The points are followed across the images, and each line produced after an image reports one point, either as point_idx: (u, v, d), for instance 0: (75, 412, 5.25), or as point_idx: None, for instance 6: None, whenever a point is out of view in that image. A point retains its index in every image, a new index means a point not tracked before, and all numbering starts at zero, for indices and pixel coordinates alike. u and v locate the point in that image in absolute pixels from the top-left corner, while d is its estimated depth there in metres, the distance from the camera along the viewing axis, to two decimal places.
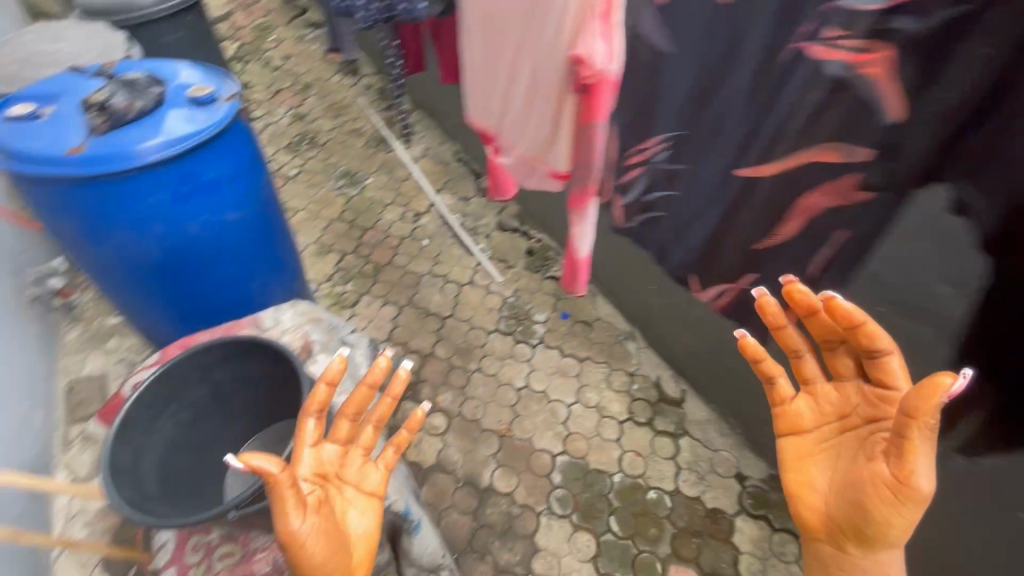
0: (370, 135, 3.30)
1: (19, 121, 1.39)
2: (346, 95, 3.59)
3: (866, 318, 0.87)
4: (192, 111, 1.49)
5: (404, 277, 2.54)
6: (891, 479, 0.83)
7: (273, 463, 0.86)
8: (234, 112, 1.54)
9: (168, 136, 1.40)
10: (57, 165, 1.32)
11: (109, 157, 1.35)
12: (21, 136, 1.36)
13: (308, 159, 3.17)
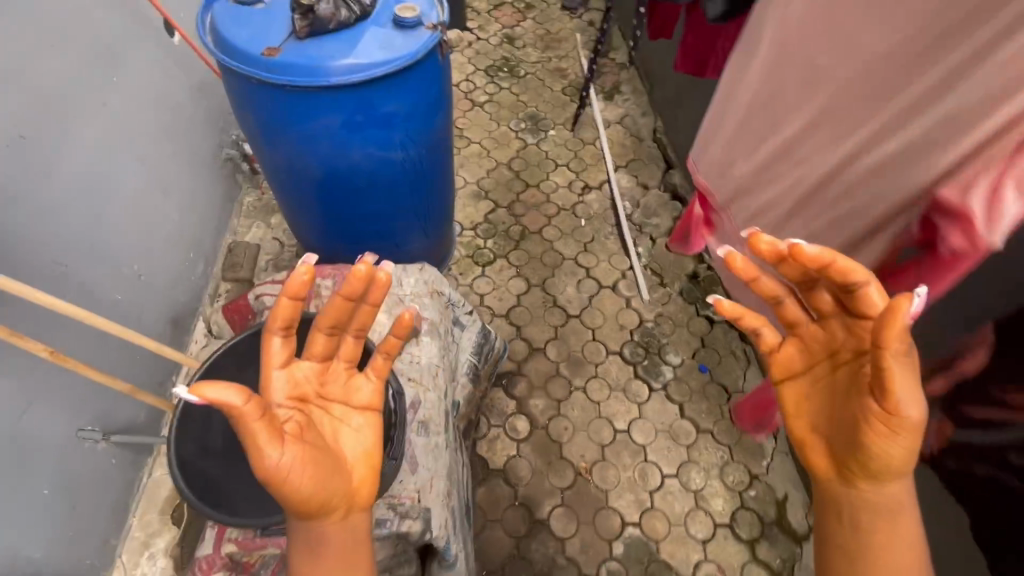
0: (571, 82, 3.01)
1: (234, 4, 1.35)
2: (562, 31, 3.29)
3: (835, 258, 0.72)
4: (391, 36, 1.35)
5: (545, 254, 2.32)
6: (879, 413, 0.72)
7: (235, 394, 0.74)
8: (432, 45, 1.37)
9: (358, 60, 1.27)
10: (252, 65, 1.26)
11: (299, 69, 1.25)
12: (229, 20, 1.31)
13: (500, 88, 2.98)
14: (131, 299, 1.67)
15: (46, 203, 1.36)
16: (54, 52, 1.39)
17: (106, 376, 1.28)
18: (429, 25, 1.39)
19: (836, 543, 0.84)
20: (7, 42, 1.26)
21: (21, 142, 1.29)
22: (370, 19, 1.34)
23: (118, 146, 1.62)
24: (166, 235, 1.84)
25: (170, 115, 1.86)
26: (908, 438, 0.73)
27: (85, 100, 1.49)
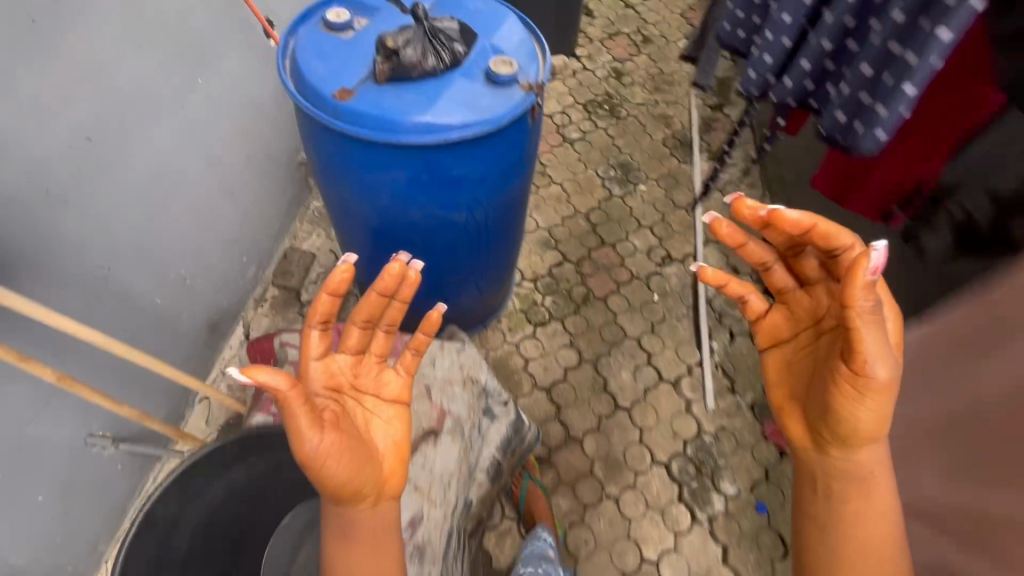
0: (677, 133, 2.76)
1: (321, 36, 1.24)
2: (674, 75, 3.03)
3: (816, 221, 0.80)
4: (479, 93, 1.17)
5: (606, 327, 2.09)
6: (855, 377, 0.77)
7: (279, 380, 0.76)
8: (522, 110, 1.18)
9: (435, 118, 1.11)
10: (320, 107, 1.13)
11: (368, 121, 1.11)
12: (310, 53, 1.20)
13: (596, 127, 2.77)
14: (172, 303, 1.62)
15: (102, 207, 1.31)
16: (140, 53, 1.33)
17: (113, 401, 1.21)
18: (524, 84, 1.21)
19: (819, 532, 0.90)
20: (92, 40, 1.20)
21: (87, 144, 1.24)
22: (457, 70, 1.18)
23: (190, 148, 1.57)
24: (223, 238, 1.80)
25: (252, 116, 1.80)
26: (879, 402, 0.79)
27: (163, 101, 1.43)
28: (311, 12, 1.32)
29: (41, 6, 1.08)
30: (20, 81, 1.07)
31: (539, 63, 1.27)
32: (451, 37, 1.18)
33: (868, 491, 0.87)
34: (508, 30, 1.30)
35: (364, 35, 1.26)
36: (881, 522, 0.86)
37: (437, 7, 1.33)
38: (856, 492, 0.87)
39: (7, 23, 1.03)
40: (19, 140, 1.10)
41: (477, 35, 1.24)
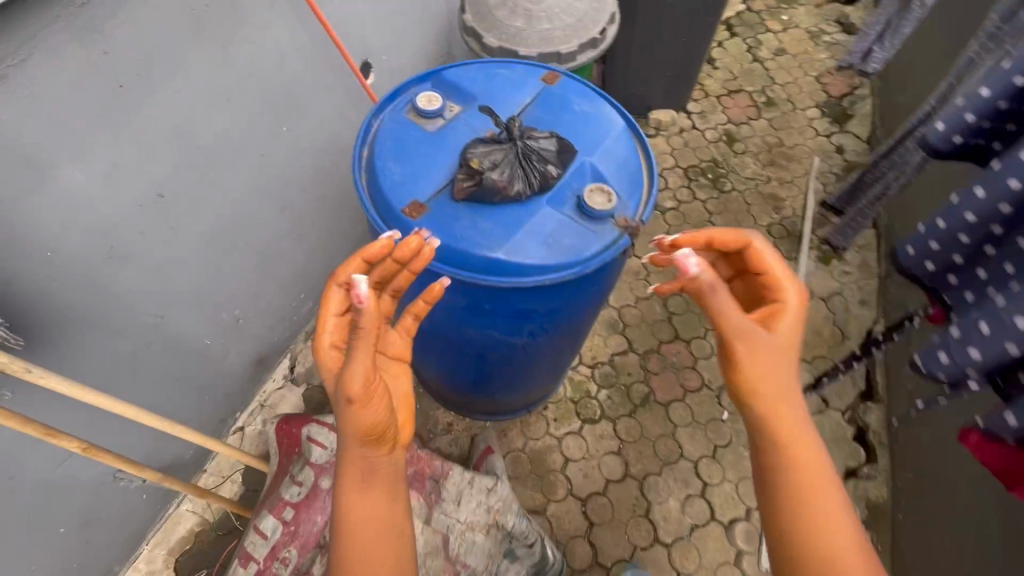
0: (785, 220, 2.46)
1: (405, 128, 1.13)
2: (795, 150, 2.70)
3: (714, 233, 0.94)
4: (565, 227, 1.02)
5: (662, 440, 1.89)
6: (764, 370, 0.83)
7: (364, 286, 0.74)
8: (612, 256, 1.02)
9: (508, 257, 0.97)
10: (386, 220, 1.02)
11: (434, 248, 0.98)
12: (390, 149, 1.09)
13: (694, 198, 2.51)
14: (221, 343, 1.60)
15: (164, 259, 1.29)
16: (229, 106, 1.29)
17: (137, 466, 1.19)
18: (620, 220, 1.03)
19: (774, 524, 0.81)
20: (179, 99, 1.16)
21: (158, 201, 1.21)
22: (545, 198, 1.03)
23: (264, 195, 1.52)
24: (284, 278, 1.76)
25: (335, 160, 1.75)
26: (774, 363, 0.84)
27: (244, 152, 1.39)
28: (401, 91, 1.21)
29: (131, 71, 1.04)
30: (99, 147, 1.04)
31: (642, 192, 1.09)
32: (544, 154, 1.04)
33: (802, 474, 0.81)
34: (613, 144, 1.14)
35: (452, 131, 1.14)
36: (833, 519, 0.78)
37: (538, 105, 1.18)
38: (806, 489, 0.80)
39: (92, 91, 0.99)
40: (89, 203, 1.07)
41: (576, 155, 1.08)
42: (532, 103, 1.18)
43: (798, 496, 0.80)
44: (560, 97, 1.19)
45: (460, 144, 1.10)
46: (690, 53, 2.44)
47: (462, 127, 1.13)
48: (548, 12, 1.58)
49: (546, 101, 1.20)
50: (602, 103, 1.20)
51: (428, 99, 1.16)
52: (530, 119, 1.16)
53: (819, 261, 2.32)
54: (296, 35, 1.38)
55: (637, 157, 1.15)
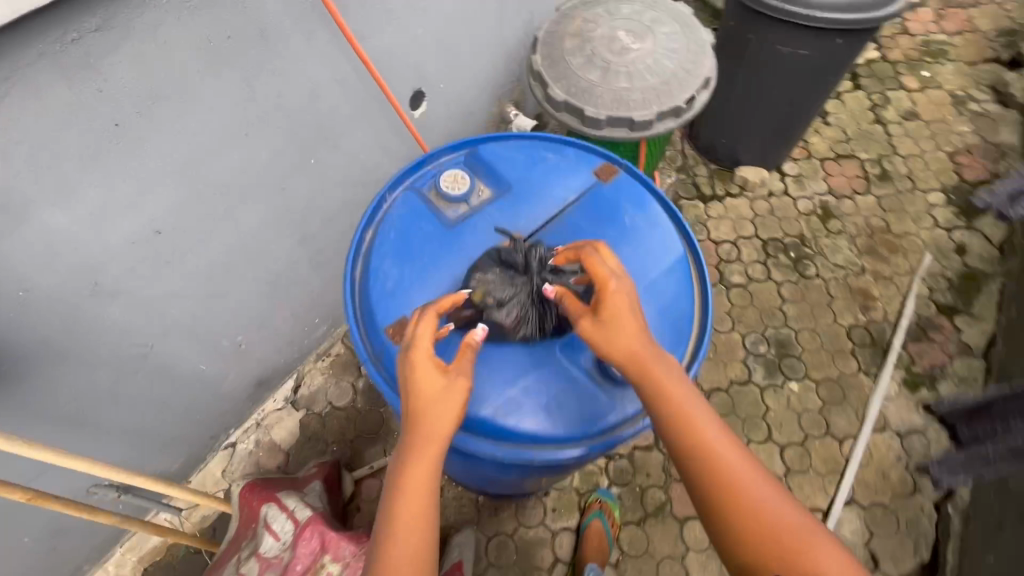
0: (872, 325, 2.10)
1: (417, 214, 0.95)
2: (903, 239, 2.29)
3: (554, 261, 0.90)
4: (576, 390, 0.86)
5: (669, 562, 1.67)
6: (627, 355, 0.80)
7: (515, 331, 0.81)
8: (616, 443, 0.84)
9: (491, 422, 0.83)
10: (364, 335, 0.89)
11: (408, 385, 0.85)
12: (393, 243, 0.92)
13: (768, 278, 2.19)
14: (219, 368, 1.53)
15: (157, 293, 1.20)
16: (247, 140, 1.16)
17: (88, 509, 1.14)
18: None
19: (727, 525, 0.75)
20: (187, 134, 1.03)
21: (155, 237, 1.11)
22: (552, 353, 0.87)
23: (283, 227, 1.41)
24: (297, 305, 1.67)
25: (369, 191, 1.61)
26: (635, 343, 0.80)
27: (262, 185, 1.27)
28: (425, 162, 1.04)
29: (130, 109, 0.91)
30: (86, 186, 0.94)
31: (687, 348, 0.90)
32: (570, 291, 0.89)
33: (704, 443, 0.78)
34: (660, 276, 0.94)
35: (471, 228, 0.96)
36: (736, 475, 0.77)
37: (583, 207, 0.98)
38: (711, 460, 0.77)
39: (81, 131, 0.87)
40: (70, 243, 0.98)
41: None
42: (575, 204, 0.99)
43: (707, 467, 0.77)
44: (612, 201, 0.99)
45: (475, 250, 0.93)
46: (795, 111, 2.11)
47: (484, 225, 0.95)
48: (630, 67, 1.34)
49: (585, 209, 1.00)
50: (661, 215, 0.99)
51: (451, 181, 0.98)
52: (559, 231, 0.98)
53: (904, 385, 1.96)
54: (336, 65, 1.23)
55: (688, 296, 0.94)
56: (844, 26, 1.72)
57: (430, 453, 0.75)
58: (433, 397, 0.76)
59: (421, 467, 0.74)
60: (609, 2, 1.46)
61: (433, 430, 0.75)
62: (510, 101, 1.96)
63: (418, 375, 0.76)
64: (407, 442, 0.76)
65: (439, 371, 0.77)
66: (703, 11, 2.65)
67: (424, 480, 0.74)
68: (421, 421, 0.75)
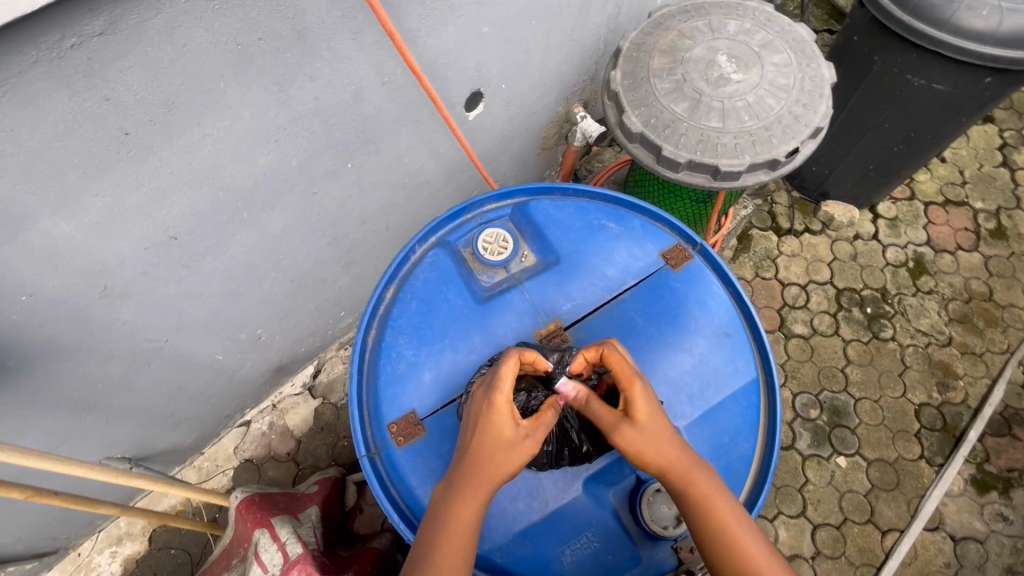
0: (947, 407, 1.85)
1: (446, 279, 0.97)
2: (1007, 312, 1.98)
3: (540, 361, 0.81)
4: (598, 521, 0.89)
5: None
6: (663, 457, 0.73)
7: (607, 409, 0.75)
8: None
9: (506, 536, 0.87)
10: (376, 409, 0.91)
11: (412, 473, 0.88)
12: (412, 315, 0.95)
13: (836, 333, 1.96)
14: (236, 358, 1.49)
15: (172, 294, 1.14)
16: (277, 146, 1.05)
17: (90, 502, 1.10)
18: (680, 547, 0.87)
19: None
20: (208, 142, 0.93)
21: (170, 243, 1.04)
22: (589, 484, 0.90)
23: (312, 230, 1.31)
24: (323, 301, 1.58)
25: (411, 194, 1.48)
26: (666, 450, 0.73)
27: (291, 191, 1.16)
28: (465, 211, 1.03)
29: (142, 117, 0.81)
30: (91, 196, 0.85)
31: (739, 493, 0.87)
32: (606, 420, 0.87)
33: (721, 520, 0.72)
34: (715, 404, 0.92)
35: (502, 304, 0.96)
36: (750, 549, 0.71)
37: (638, 300, 0.96)
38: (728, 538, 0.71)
39: (85, 141, 0.78)
40: (77, 250, 0.91)
41: None
42: (630, 290, 0.97)
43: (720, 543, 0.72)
44: (673, 299, 0.97)
45: (503, 332, 0.93)
46: (909, 151, 1.79)
47: (517, 304, 0.95)
48: (725, 103, 1.12)
49: (619, 306, 0.96)
50: (724, 321, 0.96)
51: (488, 245, 0.98)
52: (588, 327, 0.95)
53: (971, 483, 1.75)
54: (385, 67, 1.08)
55: (746, 431, 0.91)
56: (998, 65, 1.41)
57: (479, 494, 0.71)
58: (500, 445, 0.72)
59: (467, 506, 0.71)
60: (713, 14, 1.22)
61: (489, 473, 0.71)
62: (579, 100, 1.75)
63: (493, 420, 0.72)
64: (459, 482, 0.72)
65: (512, 422, 0.73)
66: (820, 8, 2.29)
67: (467, 522, 0.71)
68: (482, 467, 0.71)
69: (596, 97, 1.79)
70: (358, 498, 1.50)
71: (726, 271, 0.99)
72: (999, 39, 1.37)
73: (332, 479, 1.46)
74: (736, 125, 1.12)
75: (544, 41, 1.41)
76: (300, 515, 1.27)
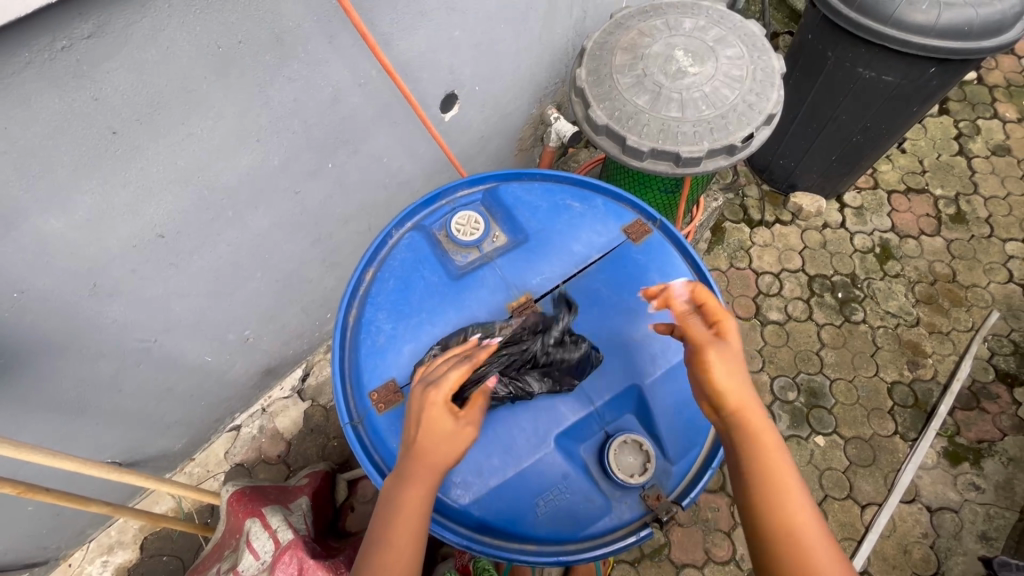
0: (917, 383, 1.93)
1: (422, 259, 1.04)
2: (970, 292, 2.07)
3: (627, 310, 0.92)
4: (568, 479, 0.93)
5: None
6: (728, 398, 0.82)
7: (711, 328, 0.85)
8: (595, 547, 0.90)
9: (483, 502, 0.91)
10: (358, 381, 0.97)
11: (392, 437, 0.93)
12: (390, 292, 1.01)
13: (810, 318, 2.03)
14: (225, 360, 1.52)
15: (159, 293, 1.17)
16: (259, 146, 1.10)
17: (82, 500, 1.11)
18: (647, 495, 0.93)
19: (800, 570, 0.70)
20: (192, 141, 0.98)
21: (157, 241, 1.08)
22: (557, 445, 0.94)
23: (296, 230, 1.35)
24: (309, 302, 1.62)
25: (392, 194, 1.53)
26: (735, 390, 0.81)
27: (274, 190, 1.21)
28: (438, 197, 1.10)
29: (128, 116, 0.86)
30: (79, 193, 0.90)
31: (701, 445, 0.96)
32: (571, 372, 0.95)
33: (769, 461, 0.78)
34: (676, 363, 0.99)
35: (475, 280, 1.03)
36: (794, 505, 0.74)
37: (602, 272, 1.04)
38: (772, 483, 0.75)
39: (75, 139, 0.83)
40: (67, 246, 0.95)
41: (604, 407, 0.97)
42: (594, 263, 1.05)
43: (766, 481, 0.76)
44: (635, 270, 1.05)
45: (476, 304, 1.00)
46: (867, 141, 1.88)
47: (489, 279, 1.02)
48: (683, 94, 1.20)
49: (584, 280, 1.03)
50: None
51: (460, 226, 1.05)
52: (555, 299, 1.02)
53: (943, 455, 1.81)
54: (361, 69, 1.14)
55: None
56: (940, 56, 1.50)
57: (427, 480, 0.78)
58: (440, 436, 0.79)
59: (417, 491, 0.77)
60: (670, 14, 1.30)
61: (435, 460, 0.78)
62: (552, 102, 1.83)
63: (436, 412, 0.79)
64: (409, 472, 0.78)
65: (452, 413, 0.80)
66: (780, 11, 2.42)
67: (416, 506, 0.77)
68: (429, 457, 0.78)
69: (569, 99, 1.87)
70: (349, 495, 1.55)
71: (683, 243, 1.08)
72: (938, 32, 1.46)
73: (322, 473, 1.48)
74: (693, 116, 1.19)
75: (514, 45, 1.48)
76: (291, 505, 1.30)
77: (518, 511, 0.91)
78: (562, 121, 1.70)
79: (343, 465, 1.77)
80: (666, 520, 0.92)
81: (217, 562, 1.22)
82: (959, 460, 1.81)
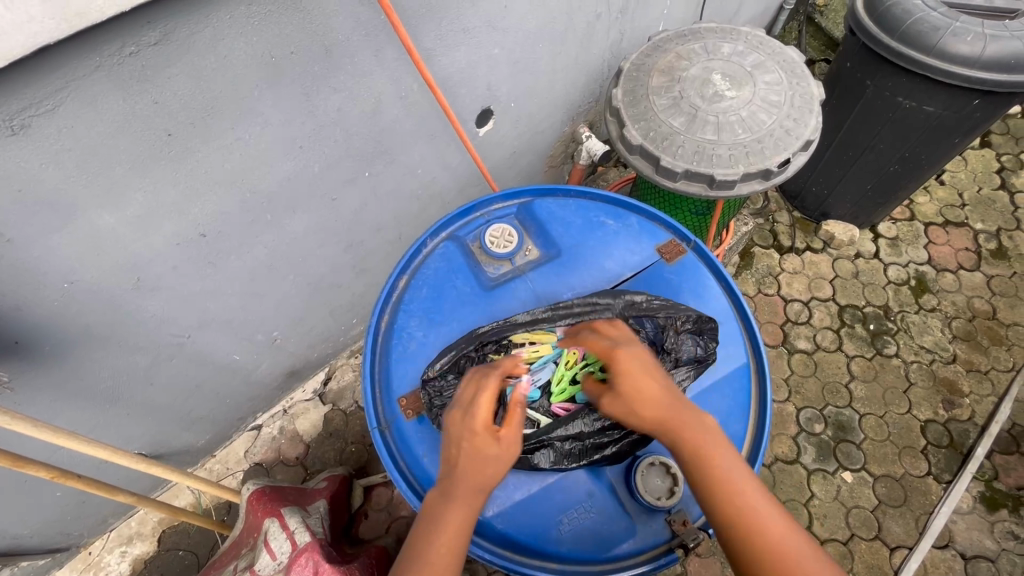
0: (953, 422, 1.85)
1: (455, 268, 1.06)
2: (1012, 331, 1.99)
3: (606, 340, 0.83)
4: (592, 495, 0.93)
5: None
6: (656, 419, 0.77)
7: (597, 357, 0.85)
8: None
9: (506, 515, 0.91)
10: (388, 383, 0.98)
11: (417, 444, 0.95)
12: (424, 299, 1.03)
13: (839, 349, 1.98)
14: (253, 359, 1.55)
15: (197, 290, 1.21)
16: (302, 153, 1.13)
17: (110, 488, 1.12)
18: (672, 519, 0.91)
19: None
20: (239, 146, 1.01)
21: (198, 240, 1.11)
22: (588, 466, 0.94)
23: (329, 235, 1.38)
24: (336, 307, 1.64)
25: (424, 205, 1.55)
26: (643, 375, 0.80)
27: (312, 196, 1.24)
28: (474, 209, 1.13)
29: (183, 119, 0.90)
30: (134, 190, 0.94)
31: None
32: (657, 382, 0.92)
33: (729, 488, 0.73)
34: (705, 385, 0.99)
35: (507, 291, 1.04)
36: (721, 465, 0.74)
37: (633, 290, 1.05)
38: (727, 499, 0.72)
39: (132, 139, 0.87)
40: (116, 241, 0.99)
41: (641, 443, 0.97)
42: (627, 281, 1.06)
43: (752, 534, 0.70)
44: (668, 289, 1.05)
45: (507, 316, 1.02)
46: (904, 171, 1.85)
47: (521, 292, 1.04)
48: (720, 117, 1.20)
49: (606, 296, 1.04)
50: (715, 310, 1.05)
51: (495, 238, 1.06)
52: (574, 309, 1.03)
53: (980, 500, 1.73)
54: (403, 82, 1.17)
55: (738, 412, 0.97)
56: (985, 88, 1.47)
57: (472, 501, 0.75)
58: (492, 457, 0.76)
59: (456, 513, 0.75)
60: (708, 38, 1.31)
61: (479, 482, 0.75)
62: (585, 120, 1.85)
63: (479, 434, 0.76)
64: (451, 491, 0.75)
65: (495, 435, 0.76)
66: (817, 39, 2.42)
67: (455, 530, 0.74)
68: (466, 476, 0.76)
69: (601, 119, 1.90)
70: (364, 503, 1.57)
71: (717, 266, 1.07)
72: (983, 64, 1.43)
73: (340, 477, 1.50)
74: (730, 138, 1.19)
75: (551, 63, 1.51)
76: (308, 507, 1.32)
77: (539, 528, 0.91)
78: (591, 137, 1.72)
79: (360, 470, 1.78)
80: (692, 548, 0.90)
81: (230, 564, 1.22)
82: (996, 505, 1.73)
